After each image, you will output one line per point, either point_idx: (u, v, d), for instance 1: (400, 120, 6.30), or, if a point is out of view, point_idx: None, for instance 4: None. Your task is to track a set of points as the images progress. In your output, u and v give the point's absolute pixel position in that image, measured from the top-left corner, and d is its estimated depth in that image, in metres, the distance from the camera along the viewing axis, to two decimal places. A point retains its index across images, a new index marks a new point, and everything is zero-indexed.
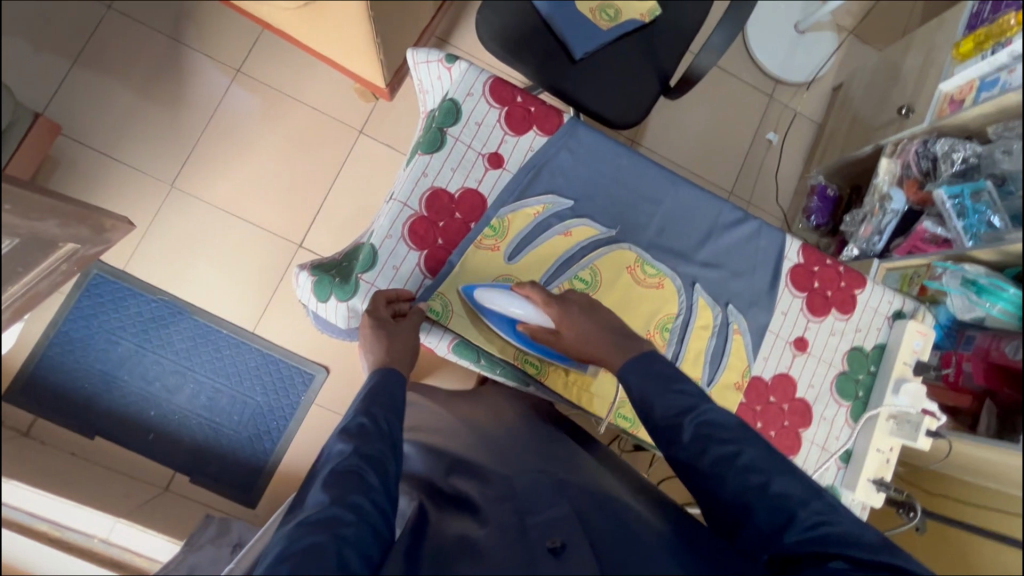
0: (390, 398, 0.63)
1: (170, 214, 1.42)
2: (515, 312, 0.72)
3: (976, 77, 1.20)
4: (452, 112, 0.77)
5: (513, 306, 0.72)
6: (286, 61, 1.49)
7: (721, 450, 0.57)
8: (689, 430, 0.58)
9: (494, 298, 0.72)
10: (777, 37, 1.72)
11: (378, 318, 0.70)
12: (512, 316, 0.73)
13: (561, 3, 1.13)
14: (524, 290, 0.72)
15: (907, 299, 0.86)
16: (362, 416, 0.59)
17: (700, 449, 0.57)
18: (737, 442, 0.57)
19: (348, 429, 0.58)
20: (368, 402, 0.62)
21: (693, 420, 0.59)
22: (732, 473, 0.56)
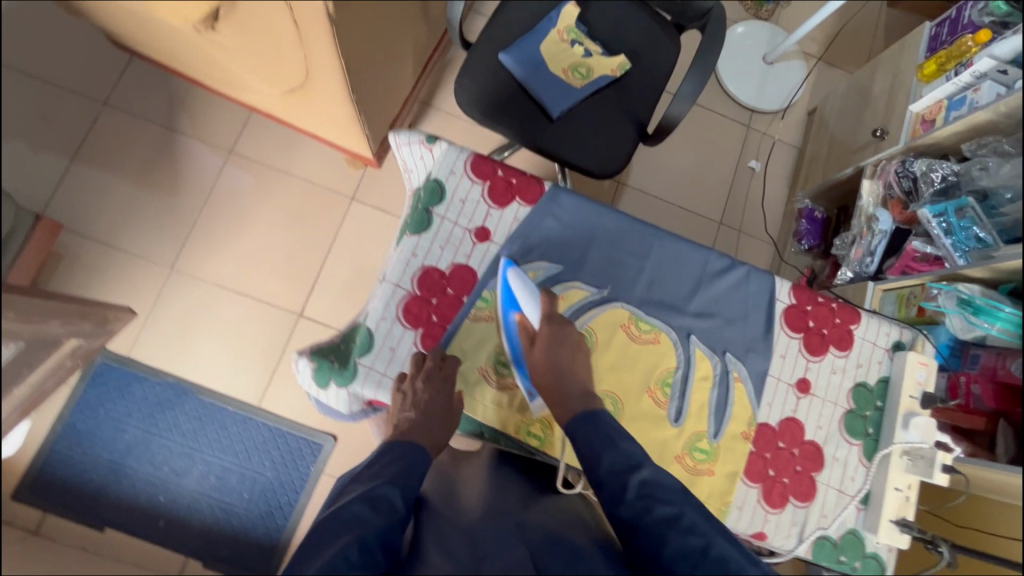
0: (406, 469, 0.64)
1: (172, 296, 1.44)
2: (521, 298, 0.75)
3: (943, 97, 1.24)
4: (437, 191, 0.80)
5: (525, 293, 0.75)
6: (277, 137, 1.54)
7: (664, 509, 0.60)
8: (632, 488, 0.62)
9: (521, 278, 0.75)
10: (747, 70, 1.78)
11: (443, 384, 0.72)
12: (518, 305, 0.75)
13: (533, 67, 1.17)
14: (547, 295, 0.76)
15: (904, 329, 0.86)
16: (383, 489, 0.60)
17: (644, 507, 0.61)
18: (676, 505, 0.61)
19: (374, 499, 0.59)
20: (383, 471, 0.63)
21: (638, 479, 0.62)
22: (673, 534, 0.59)
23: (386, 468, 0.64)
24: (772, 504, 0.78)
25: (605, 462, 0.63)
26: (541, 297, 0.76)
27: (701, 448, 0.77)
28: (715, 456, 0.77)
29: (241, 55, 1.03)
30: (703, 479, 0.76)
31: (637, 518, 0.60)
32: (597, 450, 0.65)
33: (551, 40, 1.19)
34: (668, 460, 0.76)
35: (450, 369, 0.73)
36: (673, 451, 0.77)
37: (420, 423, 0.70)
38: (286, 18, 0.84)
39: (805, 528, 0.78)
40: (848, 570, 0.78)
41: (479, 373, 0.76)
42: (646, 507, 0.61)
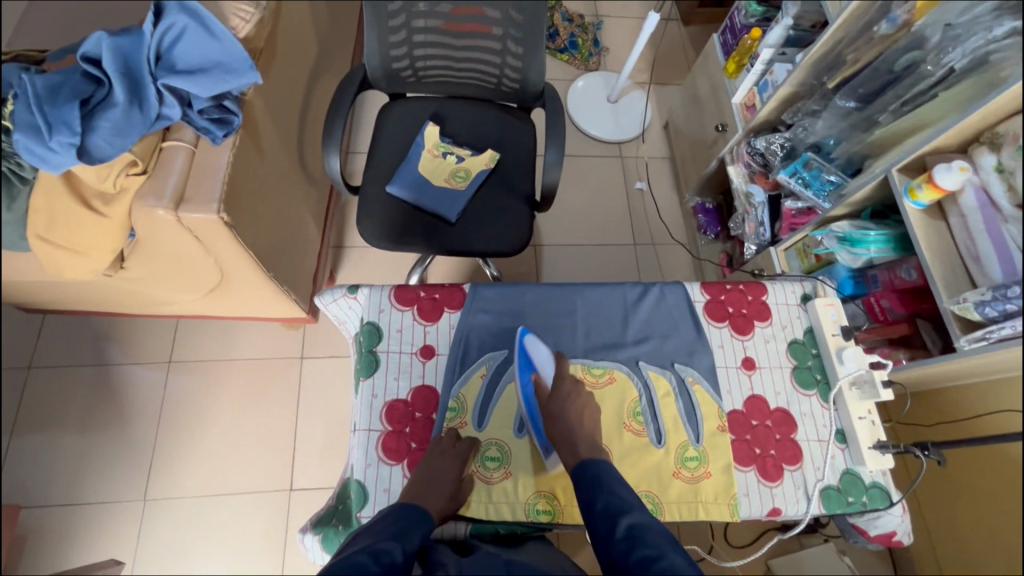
0: (408, 526, 0.66)
1: (153, 529, 1.38)
2: (537, 359, 0.85)
3: (752, 86, 1.47)
4: (374, 332, 0.86)
5: (541, 356, 0.85)
6: (211, 332, 1.58)
7: (646, 550, 0.62)
8: (620, 530, 0.65)
9: (537, 343, 0.86)
10: (599, 114, 2.03)
11: (457, 457, 0.77)
12: (534, 367, 0.85)
13: (418, 187, 1.30)
14: (558, 356, 0.87)
15: (804, 282, 0.98)
16: (386, 542, 0.61)
17: (628, 547, 0.63)
18: (659, 548, 0.62)
19: (376, 551, 0.59)
20: (387, 527, 0.64)
21: (628, 521, 0.65)
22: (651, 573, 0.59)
23: (389, 526, 0.65)
24: (770, 477, 0.84)
25: (600, 502, 0.68)
26: (552, 358, 0.87)
27: (690, 456, 0.83)
28: (706, 458, 0.83)
29: (152, 278, 1.08)
30: (705, 483, 0.82)
31: (623, 556, 0.62)
32: (594, 498, 0.69)
33: (425, 159, 1.33)
34: (667, 480, 0.82)
35: (467, 446, 0.78)
36: (668, 471, 0.82)
37: (424, 492, 0.72)
38: (189, 238, 0.92)
39: (808, 487, 0.84)
40: (860, 507, 0.83)
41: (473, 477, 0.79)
42: (631, 548, 0.63)
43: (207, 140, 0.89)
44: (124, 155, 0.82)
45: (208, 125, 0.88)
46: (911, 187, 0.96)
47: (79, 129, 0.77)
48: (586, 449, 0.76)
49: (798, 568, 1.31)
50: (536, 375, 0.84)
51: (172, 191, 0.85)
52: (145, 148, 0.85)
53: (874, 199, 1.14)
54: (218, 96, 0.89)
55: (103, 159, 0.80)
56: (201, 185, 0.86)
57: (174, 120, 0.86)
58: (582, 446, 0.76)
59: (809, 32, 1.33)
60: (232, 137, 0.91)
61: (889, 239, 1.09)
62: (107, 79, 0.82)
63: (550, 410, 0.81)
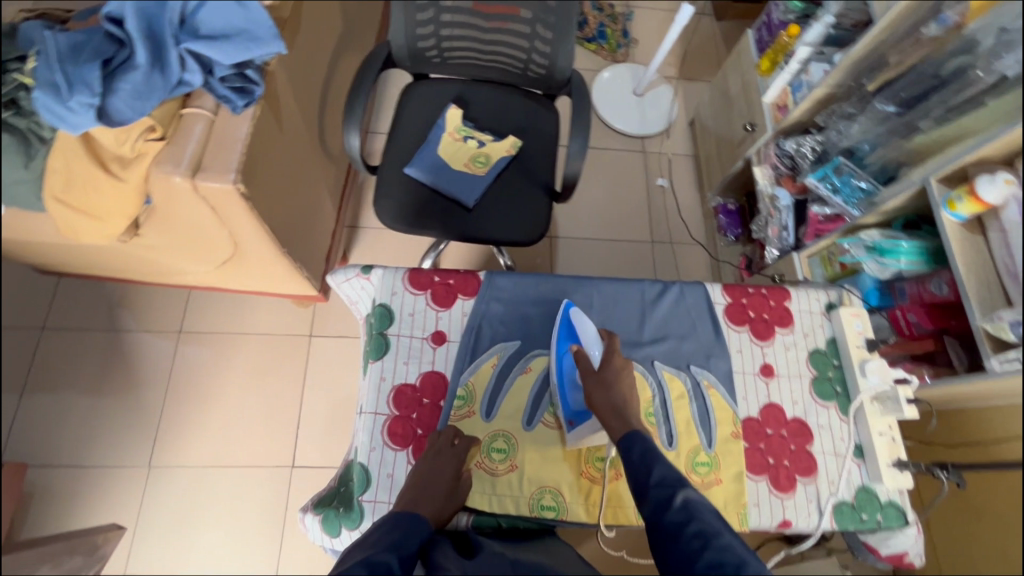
0: (406, 536, 0.62)
1: (155, 497, 1.38)
2: (583, 334, 0.82)
3: (786, 85, 1.41)
4: (386, 314, 0.85)
5: (587, 331, 0.82)
6: (221, 304, 1.57)
7: (703, 526, 0.61)
8: (676, 502, 0.63)
9: (584, 318, 0.83)
10: (623, 107, 1.98)
11: (454, 457, 0.74)
12: (576, 340, 0.82)
13: (437, 170, 1.28)
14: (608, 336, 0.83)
15: (829, 290, 0.95)
16: (384, 554, 0.58)
17: (684, 521, 0.62)
18: (718, 526, 0.61)
19: (373, 566, 0.55)
20: (384, 537, 0.61)
21: (683, 496, 0.64)
22: (708, 551, 0.59)
23: (387, 535, 0.61)
24: (783, 489, 0.81)
25: (655, 474, 0.65)
26: (601, 337, 0.83)
27: (701, 461, 0.81)
28: (717, 464, 0.81)
29: (166, 247, 1.07)
30: (715, 490, 0.80)
31: (677, 529, 0.62)
32: (645, 470, 0.66)
33: (445, 143, 1.30)
34: None
35: (465, 445, 0.76)
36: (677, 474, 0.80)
37: (423, 495, 0.69)
38: (205, 208, 0.91)
39: (821, 502, 0.82)
40: (874, 525, 0.81)
41: (476, 468, 0.78)
42: (687, 520, 0.62)
43: (227, 109, 0.88)
44: (143, 120, 0.81)
45: (230, 93, 0.87)
46: (950, 198, 0.92)
47: (98, 89, 0.75)
48: (637, 422, 0.72)
49: None
50: (579, 347, 0.80)
51: (190, 158, 0.83)
52: (165, 114, 0.84)
53: (908, 209, 1.10)
54: (240, 65, 0.87)
55: (121, 122, 0.78)
56: (219, 155, 0.84)
57: (194, 87, 0.84)
58: (633, 418, 0.72)
59: (851, 31, 1.29)
60: (252, 107, 0.90)
61: (921, 251, 1.05)
62: (128, 41, 0.80)
63: (595, 380, 0.76)
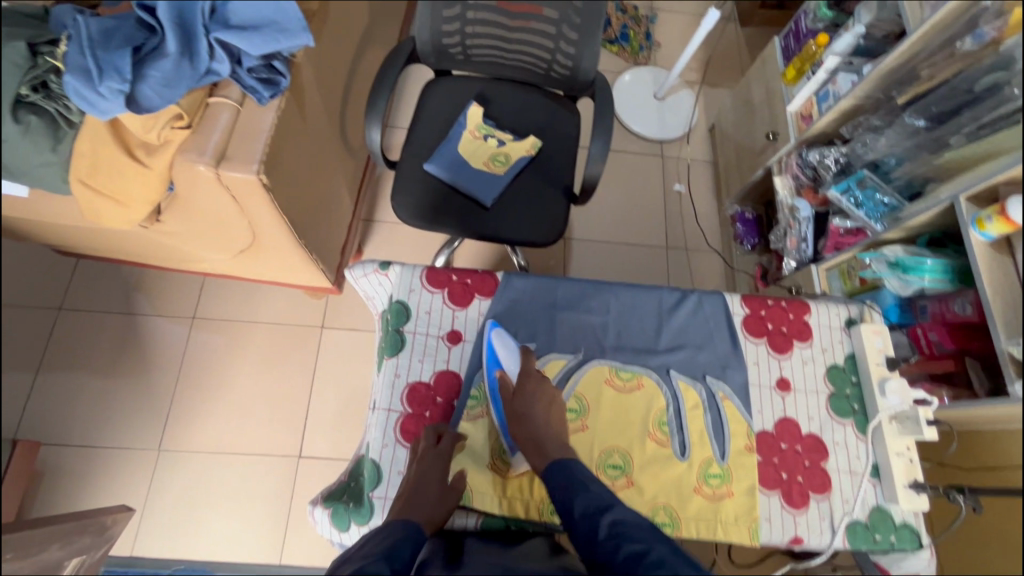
0: (397, 545, 0.60)
1: (165, 480, 1.40)
2: (502, 356, 0.81)
3: (811, 95, 1.39)
4: (402, 311, 0.85)
5: (506, 353, 0.81)
6: (236, 292, 1.59)
7: (632, 546, 0.59)
8: (603, 527, 0.62)
9: (505, 340, 0.82)
10: (644, 110, 1.97)
11: (438, 460, 0.74)
12: (499, 362, 0.81)
13: (457, 168, 1.27)
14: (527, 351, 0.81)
15: (850, 305, 0.93)
16: (376, 563, 0.55)
17: (615, 546, 0.60)
18: (646, 541, 0.60)
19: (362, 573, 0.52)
20: (374, 548, 0.58)
21: (610, 520, 0.63)
22: (642, 569, 0.56)
23: (378, 546, 0.59)
24: (795, 504, 0.80)
25: (579, 504, 0.65)
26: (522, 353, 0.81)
27: (714, 473, 0.80)
28: (730, 477, 0.80)
29: (187, 234, 1.08)
30: (726, 502, 0.79)
31: (610, 556, 0.60)
32: (574, 497, 0.66)
33: (466, 140, 1.30)
34: (687, 494, 0.79)
35: (446, 445, 0.76)
36: (689, 485, 0.79)
37: (416, 503, 0.69)
38: (226, 197, 0.91)
39: (834, 520, 0.81)
40: (888, 546, 0.80)
41: (489, 470, 0.78)
42: (617, 544, 0.60)
43: (253, 99, 0.88)
44: (171, 108, 0.81)
45: (256, 84, 0.87)
46: (979, 218, 0.90)
47: (128, 76, 0.75)
48: (555, 449, 0.72)
49: None
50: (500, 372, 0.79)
51: (214, 147, 0.84)
52: (192, 102, 0.84)
53: (933, 226, 1.09)
54: (268, 56, 0.87)
55: (149, 110, 0.79)
56: (243, 146, 0.85)
57: (223, 76, 0.84)
58: (551, 446, 0.72)
59: (882, 42, 1.27)
60: (278, 98, 0.90)
61: (946, 270, 1.03)
62: (160, 28, 0.80)
63: (513, 408, 0.76)
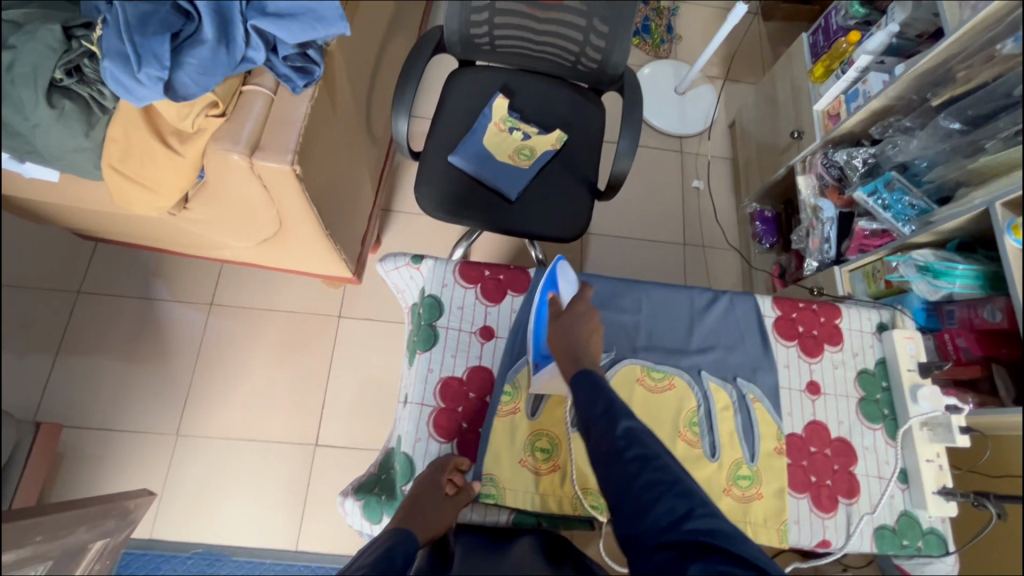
0: (390, 552, 0.60)
1: (183, 464, 1.41)
2: (562, 281, 0.84)
3: (840, 93, 1.37)
4: (435, 305, 0.85)
5: (567, 279, 0.84)
6: (253, 280, 1.59)
7: (643, 449, 0.61)
8: (619, 428, 0.63)
9: (568, 268, 0.85)
10: (664, 105, 1.95)
11: (437, 475, 0.75)
12: (555, 288, 0.83)
13: (482, 160, 1.26)
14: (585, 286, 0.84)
15: (881, 310, 0.93)
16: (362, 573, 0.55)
17: (625, 445, 0.62)
18: (655, 449, 0.62)
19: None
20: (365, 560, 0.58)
21: (626, 424, 0.63)
22: (646, 470, 0.60)
23: (370, 555, 0.60)
24: (824, 508, 0.81)
25: (601, 405, 0.66)
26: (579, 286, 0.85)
27: (743, 475, 0.80)
28: (759, 479, 0.80)
29: (212, 221, 1.07)
30: (756, 504, 0.79)
31: (617, 453, 0.61)
32: (596, 399, 0.66)
33: (491, 133, 1.29)
34: (717, 496, 0.79)
35: (445, 462, 0.77)
36: (719, 487, 0.80)
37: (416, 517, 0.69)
38: (258, 186, 0.90)
39: (861, 525, 0.81)
40: (914, 551, 0.80)
41: (520, 466, 0.79)
42: (627, 446, 0.61)
43: (287, 88, 0.87)
44: (207, 96, 0.80)
45: (290, 73, 0.86)
46: (1015, 224, 0.89)
47: (167, 63, 0.75)
48: (589, 361, 0.72)
49: None
50: (554, 294, 0.82)
51: (249, 136, 0.83)
52: (227, 90, 0.83)
53: (964, 230, 1.08)
54: (303, 44, 0.86)
55: (186, 98, 0.79)
56: (277, 136, 0.84)
57: (257, 64, 0.84)
58: (586, 358, 0.72)
59: (915, 42, 1.26)
60: (312, 88, 0.89)
61: (977, 275, 1.02)
62: (196, 14, 0.79)
63: (557, 323, 0.77)
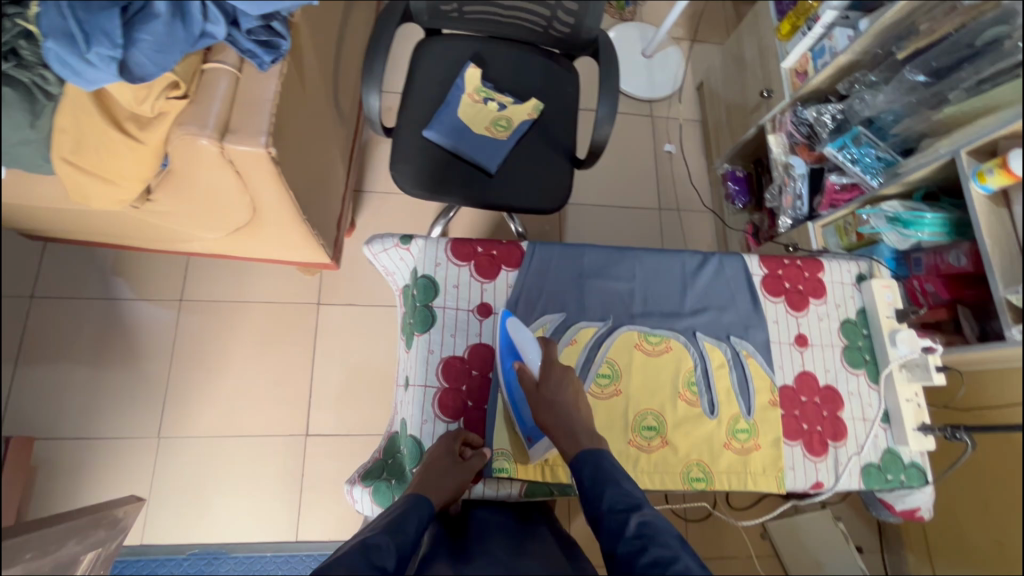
0: (404, 516, 0.62)
1: (169, 466, 1.37)
2: (522, 347, 0.79)
3: (806, 50, 1.39)
4: (430, 286, 0.84)
5: (527, 343, 0.79)
6: (223, 271, 1.52)
7: (659, 551, 0.56)
8: (631, 526, 0.59)
9: (524, 330, 0.80)
10: (633, 68, 1.93)
11: (447, 444, 0.76)
12: (518, 353, 0.79)
13: (458, 134, 1.23)
14: (546, 343, 0.80)
15: (860, 261, 0.97)
16: (378, 537, 0.57)
17: (640, 546, 0.57)
18: (673, 549, 0.56)
19: (368, 547, 0.55)
20: (381, 522, 0.61)
21: (639, 518, 0.60)
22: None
23: (386, 518, 0.62)
24: (816, 452, 0.85)
25: (606, 500, 0.63)
26: (539, 344, 0.80)
27: (742, 428, 0.84)
28: (756, 431, 0.84)
29: (179, 213, 1.01)
30: (754, 455, 0.83)
31: (632, 556, 0.57)
32: (599, 495, 0.64)
33: (464, 105, 1.25)
34: (718, 450, 0.82)
35: (451, 437, 0.77)
36: (719, 441, 0.83)
37: (427, 481, 0.69)
38: (229, 173, 0.85)
39: (849, 465, 0.86)
40: (898, 484, 0.86)
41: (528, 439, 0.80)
42: (642, 548, 0.57)
43: (253, 65, 0.82)
44: (166, 75, 0.74)
45: (256, 48, 0.81)
46: (981, 171, 0.93)
47: (119, 40, 0.68)
48: (587, 439, 0.71)
49: (792, 529, 1.42)
50: (520, 363, 0.78)
51: (216, 119, 0.77)
52: (187, 69, 0.77)
53: (929, 180, 1.13)
54: (267, 16, 0.81)
55: (144, 80, 0.73)
56: (247, 118, 0.79)
57: (219, 40, 0.78)
58: (584, 434, 0.72)
59: None
60: (280, 64, 0.84)
61: (944, 223, 1.08)
62: None
63: (540, 400, 0.75)
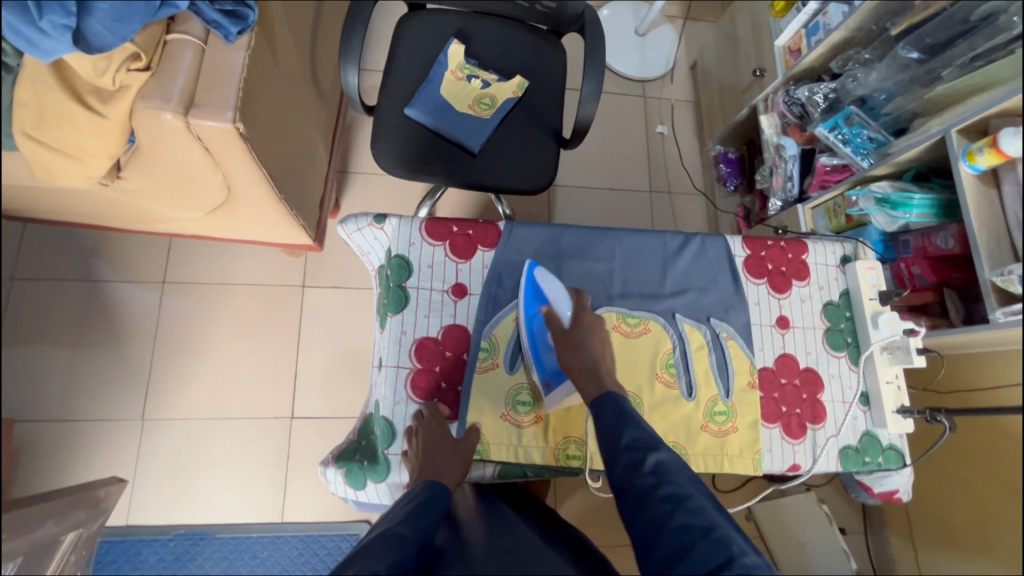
0: (422, 505, 0.62)
1: (154, 447, 1.36)
2: (550, 292, 0.81)
3: (800, 28, 1.36)
4: (403, 266, 0.82)
5: (555, 289, 0.82)
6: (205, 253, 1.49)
7: (674, 488, 0.59)
8: (648, 463, 0.61)
9: (551, 278, 0.82)
10: (625, 48, 1.89)
11: (440, 426, 0.75)
12: (545, 299, 0.81)
13: (439, 112, 1.20)
14: (577, 293, 0.82)
15: (845, 243, 0.95)
16: (401, 527, 0.58)
17: (655, 482, 0.60)
18: (687, 489, 0.59)
19: (391, 537, 0.56)
20: (402, 512, 0.61)
21: (656, 458, 0.62)
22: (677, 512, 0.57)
23: (406, 508, 0.62)
24: (794, 436, 0.85)
25: (626, 436, 0.64)
26: (569, 294, 0.82)
27: (719, 411, 0.83)
28: (734, 413, 0.83)
29: (152, 192, 0.98)
30: (731, 437, 0.82)
31: (647, 492, 0.59)
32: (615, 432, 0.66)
33: (448, 81, 1.22)
34: (695, 433, 0.82)
35: (433, 412, 0.77)
36: (696, 424, 0.82)
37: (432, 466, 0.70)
38: (197, 148, 0.83)
39: (827, 448, 0.85)
40: (875, 467, 0.85)
41: (502, 420, 0.79)
42: (657, 484, 0.60)
43: (219, 36, 0.80)
44: (126, 47, 0.73)
45: (221, 18, 0.78)
46: (970, 150, 0.90)
47: (74, 10, 0.67)
48: (611, 382, 0.72)
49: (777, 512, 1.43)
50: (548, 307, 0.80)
51: (181, 93, 0.75)
52: (148, 40, 0.76)
53: (920, 160, 1.10)
54: None
55: (100, 50, 0.71)
56: (213, 90, 0.76)
57: (181, 8, 0.76)
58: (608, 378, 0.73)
59: None
60: (247, 35, 0.82)
61: (933, 204, 1.06)
62: None
63: (568, 343, 0.76)
